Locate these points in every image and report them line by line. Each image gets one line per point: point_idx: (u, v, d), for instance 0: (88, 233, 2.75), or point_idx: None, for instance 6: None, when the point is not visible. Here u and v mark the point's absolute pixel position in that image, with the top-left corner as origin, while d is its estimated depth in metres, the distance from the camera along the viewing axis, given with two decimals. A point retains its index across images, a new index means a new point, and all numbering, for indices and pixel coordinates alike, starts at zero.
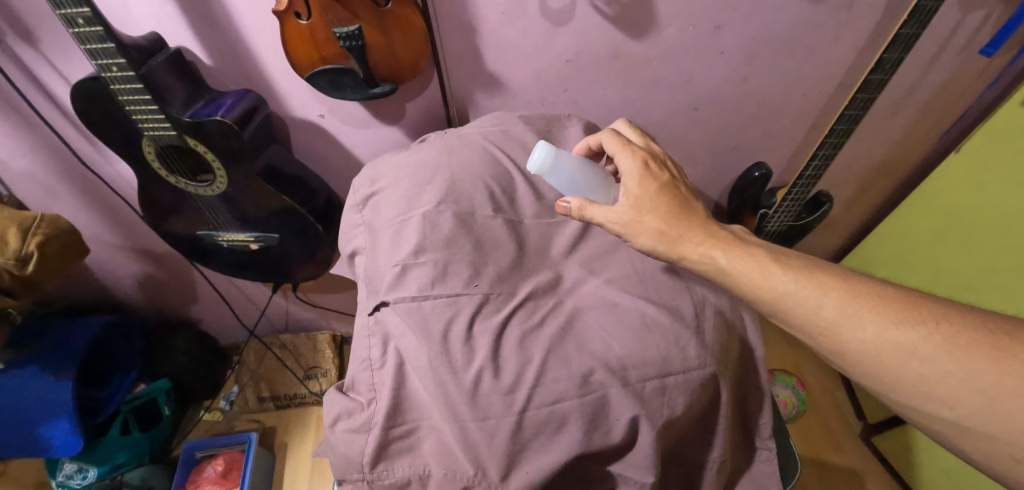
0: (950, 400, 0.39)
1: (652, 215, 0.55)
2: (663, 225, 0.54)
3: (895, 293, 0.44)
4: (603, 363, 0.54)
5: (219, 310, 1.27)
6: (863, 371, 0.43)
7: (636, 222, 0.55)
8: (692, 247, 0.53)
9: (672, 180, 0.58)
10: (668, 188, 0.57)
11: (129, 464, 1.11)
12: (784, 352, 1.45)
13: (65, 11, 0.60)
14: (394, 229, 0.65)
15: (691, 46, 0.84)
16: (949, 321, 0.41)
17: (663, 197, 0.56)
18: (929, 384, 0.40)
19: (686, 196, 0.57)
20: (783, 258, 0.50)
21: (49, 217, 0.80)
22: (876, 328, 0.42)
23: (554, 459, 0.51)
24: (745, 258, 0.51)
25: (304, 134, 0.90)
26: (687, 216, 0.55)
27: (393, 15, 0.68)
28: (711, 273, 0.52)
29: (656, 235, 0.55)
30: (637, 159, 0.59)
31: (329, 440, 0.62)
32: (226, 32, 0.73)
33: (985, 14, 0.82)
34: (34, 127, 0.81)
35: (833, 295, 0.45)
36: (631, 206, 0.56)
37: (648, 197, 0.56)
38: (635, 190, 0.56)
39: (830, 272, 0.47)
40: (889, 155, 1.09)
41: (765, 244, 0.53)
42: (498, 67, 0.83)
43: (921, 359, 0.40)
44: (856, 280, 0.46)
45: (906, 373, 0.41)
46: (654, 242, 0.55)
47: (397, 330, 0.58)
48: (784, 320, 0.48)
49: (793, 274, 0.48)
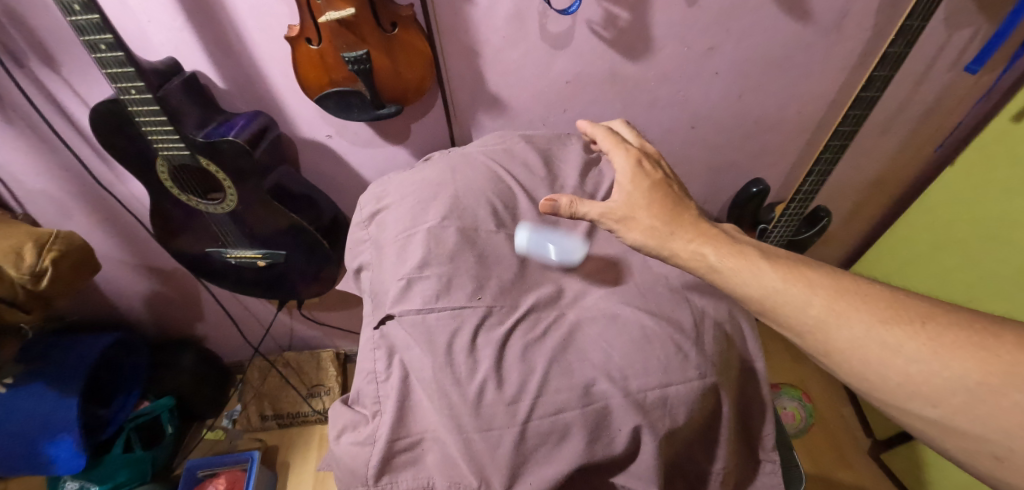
0: (936, 400, 0.40)
1: (645, 212, 0.57)
2: (655, 221, 0.56)
3: (882, 292, 0.45)
4: (605, 372, 0.55)
5: (224, 327, 1.28)
6: (849, 369, 0.44)
7: (631, 219, 0.57)
8: (683, 244, 0.54)
9: (664, 179, 0.60)
10: (661, 186, 0.59)
11: (130, 483, 1.11)
12: (789, 368, 1.45)
13: (88, 37, 0.63)
14: (399, 243, 0.66)
15: (687, 67, 0.87)
16: (936, 321, 0.42)
17: (656, 195, 0.58)
18: (916, 383, 0.41)
19: (679, 195, 0.59)
20: (771, 256, 0.50)
21: (64, 234, 0.83)
22: (863, 326, 0.43)
23: (557, 470, 0.51)
24: (734, 254, 0.51)
25: (312, 153, 0.93)
26: (679, 214, 0.57)
27: (400, 40, 0.71)
28: (701, 270, 0.53)
29: (649, 231, 0.56)
30: (631, 157, 0.61)
31: (334, 453, 0.62)
32: (240, 57, 0.76)
33: (971, 32, 0.85)
34: (52, 147, 0.84)
35: (820, 293, 0.46)
36: (626, 203, 0.58)
37: (641, 194, 0.58)
38: (629, 186, 0.59)
39: (817, 270, 0.48)
40: (884, 170, 1.11)
41: (752, 242, 0.54)
42: (500, 90, 0.86)
43: (908, 357, 0.41)
44: (843, 279, 0.47)
45: (893, 372, 0.42)
46: (646, 237, 0.56)
47: (402, 342, 0.59)
48: (771, 318, 0.48)
49: (781, 271, 0.48)
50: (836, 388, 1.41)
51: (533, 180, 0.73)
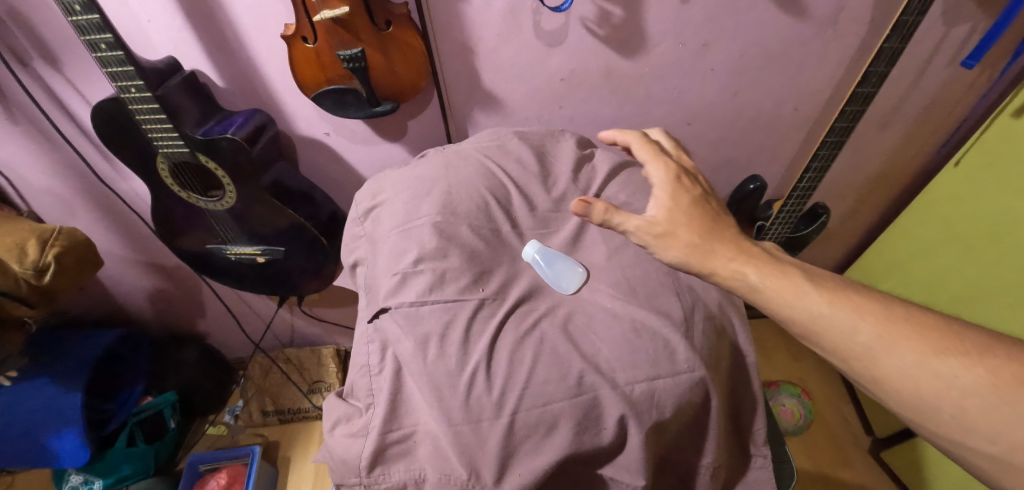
0: (994, 436, 0.39)
1: (685, 228, 0.52)
2: (695, 238, 0.52)
3: (937, 321, 0.43)
4: (594, 365, 0.55)
5: (225, 323, 1.30)
6: (902, 400, 0.42)
7: (670, 235, 0.52)
8: (724, 263, 0.50)
9: (704, 194, 0.56)
10: (700, 201, 0.55)
11: (134, 476, 1.14)
12: (788, 366, 1.45)
13: (89, 37, 0.64)
14: (393, 238, 0.67)
15: (682, 63, 0.87)
16: (994, 354, 0.40)
17: (695, 209, 0.54)
18: (974, 419, 0.39)
19: (718, 211, 0.55)
20: (819, 279, 0.47)
21: (68, 230, 0.85)
22: (917, 357, 0.42)
23: (544, 461, 0.52)
24: (780, 276, 0.48)
25: (310, 151, 0.94)
26: (719, 229, 0.53)
27: (394, 37, 0.72)
28: (743, 292, 0.49)
29: (688, 248, 0.52)
30: (669, 170, 0.57)
31: (327, 446, 0.63)
32: (238, 55, 0.77)
33: (969, 27, 0.84)
34: (56, 145, 0.86)
35: (872, 321, 0.44)
36: (666, 218, 0.53)
37: (681, 209, 0.54)
38: (669, 200, 0.54)
39: (866, 295, 0.46)
40: (883, 167, 1.11)
41: (794, 261, 0.51)
42: (496, 87, 0.87)
43: (962, 390, 0.40)
44: (896, 306, 0.45)
45: (947, 405, 0.40)
46: (684, 255, 0.52)
47: (395, 335, 0.60)
48: (817, 345, 0.46)
49: (828, 296, 0.45)
50: (836, 386, 1.41)
51: (526, 176, 0.74)
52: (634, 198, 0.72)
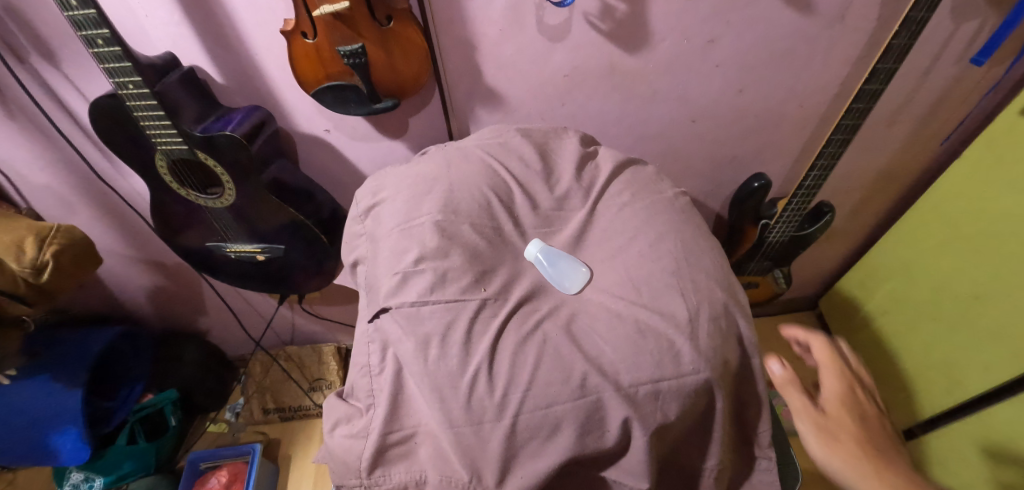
0: None
1: (848, 438, 0.56)
2: (859, 450, 0.55)
3: None
4: (598, 367, 0.54)
5: (226, 321, 1.30)
6: None
7: (833, 437, 0.56)
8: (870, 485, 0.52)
9: (879, 417, 0.59)
10: (871, 430, 0.57)
11: (135, 474, 1.13)
12: (791, 365, 1.45)
13: (86, 32, 0.63)
14: (394, 237, 0.66)
15: (687, 60, 0.86)
16: None
17: (856, 431, 0.57)
18: None
19: (894, 442, 0.57)
20: None
21: (65, 227, 0.84)
22: None
23: (547, 464, 0.51)
24: None
25: (310, 148, 0.93)
26: (880, 458, 0.54)
27: (395, 33, 0.71)
28: None
29: (842, 451, 0.55)
30: (846, 381, 0.62)
31: (328, 446, 0.63)
32: (237, 51, 0.76)
33: (979, 24, 0.83)
34: (54, 142, 0.85)
35: None
36: (819, 430, 0.57)
37: (846, 422, 0.58)
38: (833, 415, 0.59)
39: None
40: (889, 164, 1.10)
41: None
42: (498, 84, 0.86)
43: None
44: None
45: None
46: (827, 451, 0.56)
47: (395, 336, 0.59)
48: None
49: None
50: None
51: (529, 174, 0.73)
52: (638, 196, 0.71)
